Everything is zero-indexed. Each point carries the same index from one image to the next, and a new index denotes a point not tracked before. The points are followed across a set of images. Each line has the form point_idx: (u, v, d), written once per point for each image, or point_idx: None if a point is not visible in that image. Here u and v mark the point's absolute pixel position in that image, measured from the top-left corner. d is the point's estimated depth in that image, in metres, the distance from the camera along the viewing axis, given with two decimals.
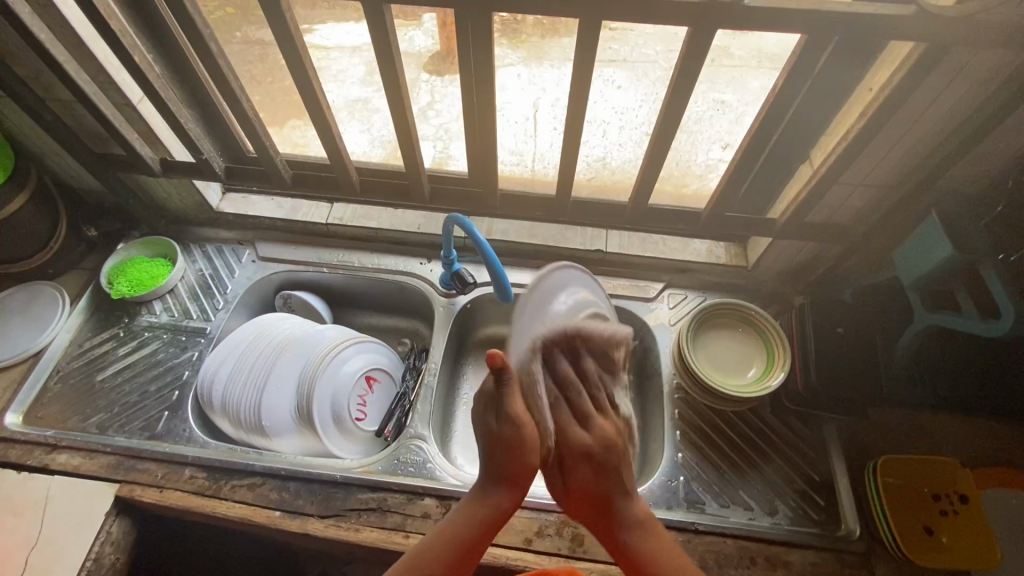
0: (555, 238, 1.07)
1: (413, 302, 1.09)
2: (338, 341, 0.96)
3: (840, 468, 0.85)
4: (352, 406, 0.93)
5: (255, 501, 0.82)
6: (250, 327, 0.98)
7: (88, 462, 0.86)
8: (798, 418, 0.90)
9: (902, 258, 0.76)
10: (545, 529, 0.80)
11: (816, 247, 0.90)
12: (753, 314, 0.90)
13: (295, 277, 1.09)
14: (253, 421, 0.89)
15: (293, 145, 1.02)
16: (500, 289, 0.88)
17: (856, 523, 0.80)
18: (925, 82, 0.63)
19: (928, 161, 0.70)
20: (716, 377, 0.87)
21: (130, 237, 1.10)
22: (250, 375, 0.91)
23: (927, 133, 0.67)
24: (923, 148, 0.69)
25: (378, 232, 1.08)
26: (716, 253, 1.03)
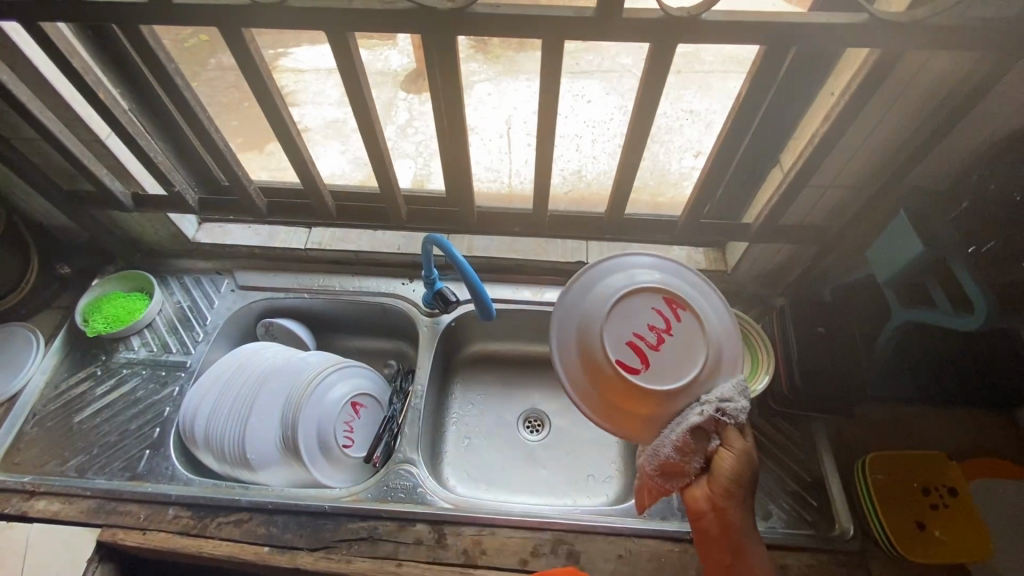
0: (535, 251, 1.08)
1: (396, 323, 1.09)
2: (323, 367, 0.94)
3: (831, 467, 0.85)
4: (339, 433, 0.92)
5: (242, 538, 0.80)
6: (231, 358, 0.96)
7: (68, 508, 0.84)
8: (786, 419, 0.90)
9: (876, 256, 0.77)
10: (539, 548, 0.79)
11: (792, 249, 0.92)
12: (734, 317, 0.91)
13: (275, 304, 1.08)
14: (237, 454, 0.87)
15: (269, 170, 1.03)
16: (482, 306, 0.87)
17: (850, 522, 0.80)
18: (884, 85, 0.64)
19: (893, 161, 0.71)
20: None
21: (106, 272, 1.08)
22: (233, 407, 0.90)
23: (890, 132, 0.69)
24: (887, 148, 0.70)
25: (358, 254, 1.08)
26: (695, 259, 1.06)
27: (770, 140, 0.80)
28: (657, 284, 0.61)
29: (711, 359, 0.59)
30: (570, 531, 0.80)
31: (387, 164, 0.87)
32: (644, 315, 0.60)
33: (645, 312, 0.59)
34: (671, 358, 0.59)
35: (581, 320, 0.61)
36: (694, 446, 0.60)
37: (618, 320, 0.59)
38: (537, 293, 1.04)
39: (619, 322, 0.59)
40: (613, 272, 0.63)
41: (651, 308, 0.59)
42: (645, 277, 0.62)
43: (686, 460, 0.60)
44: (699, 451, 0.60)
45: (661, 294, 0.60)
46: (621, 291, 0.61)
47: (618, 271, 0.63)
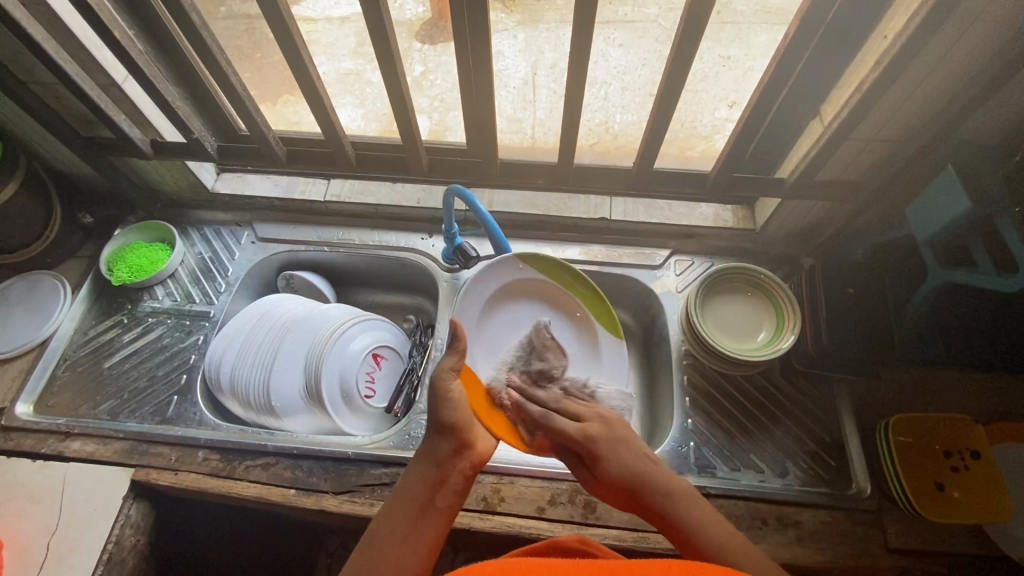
0: (557, 207, 1.06)
1: (416, 278, 1.08)
2: (343, 319, 0.95)
3: (851, 428, 0.85)
4: (361, 384, 0.93)
5: (269, 480, 0.83)
6: (255, 308, 0.98)
7: (103, 448, 0.87)
8: (808, 380, 0.89)
9: (918, 214, 0.74)
10: (557, 497, 0.80)
11: (825, 208, 0.89)
12: (760, 277, 0.89)
13: (296, 256, 1.08)
14: (263, 401, 0.90)
15: (287, 122, 0.99)
16: (498, 249, 0.89)
17: (867, 481, 0.81)
18: (943, 27, 0.60)
19: (944, 112, 0.67)
20: (728, 344, 0.86)
21: (127, 222, 1.08)
22: (256, 356, 0.92)
23: (946, 80, 0.64)
24: (942, 97, 0.66)
25: (377, 207, 1.06)
26: (723, 217, 1.02)
27: (812, 89, 0.75)
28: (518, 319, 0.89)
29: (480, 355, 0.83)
30: None
31: (408, 112, 0.83)
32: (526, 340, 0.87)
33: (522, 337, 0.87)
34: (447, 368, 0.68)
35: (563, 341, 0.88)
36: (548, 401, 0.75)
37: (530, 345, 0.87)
38: (558, 249, 1.04)
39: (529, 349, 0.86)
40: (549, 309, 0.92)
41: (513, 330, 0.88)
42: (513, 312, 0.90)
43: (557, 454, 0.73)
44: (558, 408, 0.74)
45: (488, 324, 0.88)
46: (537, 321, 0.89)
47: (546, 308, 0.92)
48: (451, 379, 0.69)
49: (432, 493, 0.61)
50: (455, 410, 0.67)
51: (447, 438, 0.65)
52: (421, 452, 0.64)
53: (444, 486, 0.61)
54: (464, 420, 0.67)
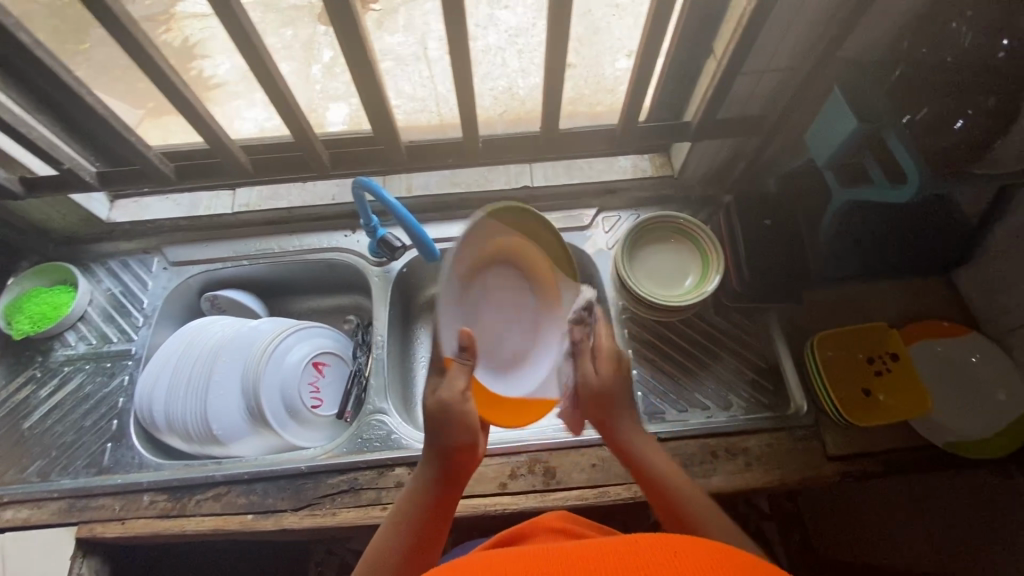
0: (476, 181, 1.04)
1: (347, 277, 1.05)
2: (276, 333, 0.92)
3: (784, 352, 0.89)
4: (304, 395, 0.90)
5: (223, 510, 0.80)
6: (180, 336, 0.93)
7: (39, 512, 0.82)
8: (741, 313, 0.93)
9: (816, 138, 0.76)
10: (517, 470, 0.81)
11: (733, 144, 0.90)
12: (684, 223, 0.90)
13: (215, 275, 1.02)
14: (204, 431, 0.86)
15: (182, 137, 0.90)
16: (423, 248, 0.86)
17: (803, 399, 0.85)
18: None
19: (824, 36, 0.68)
20: (658, 293, 0.87)
21: (19, 269, 0.99)
22: (189, 387, 0.88)
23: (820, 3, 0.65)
24: (819, 20, 0.67)
25: (288, 211, 1.02)
26: (641, 167, 1.03)
27: (700, 28, 0.75)
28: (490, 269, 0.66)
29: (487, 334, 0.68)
30: (545, 451, 0.82)
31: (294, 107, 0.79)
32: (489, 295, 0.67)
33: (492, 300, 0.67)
34: (454, 396, 0.64)
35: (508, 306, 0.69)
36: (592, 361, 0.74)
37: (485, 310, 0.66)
38: None
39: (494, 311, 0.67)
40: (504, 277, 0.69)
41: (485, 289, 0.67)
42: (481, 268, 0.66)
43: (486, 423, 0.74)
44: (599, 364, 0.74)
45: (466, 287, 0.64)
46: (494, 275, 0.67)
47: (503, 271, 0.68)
48: (463, 401, 0.65)
49: (432, 506, 0.65)
50: (457, 431, 0.66)
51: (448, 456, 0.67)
52: (424, 458, 0.68)
53: (445, 497, 0.66)
54: (468, 439, 0.67)
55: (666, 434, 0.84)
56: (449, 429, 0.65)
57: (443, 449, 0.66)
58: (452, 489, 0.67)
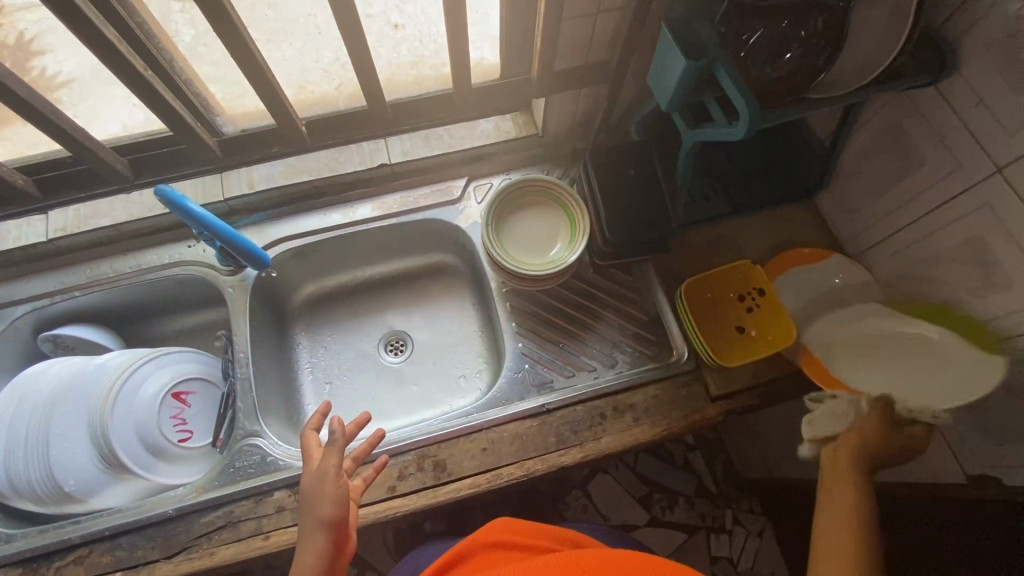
0: (327, 164, 0.95)
1: (204, 292, 0.95)
2: (121, 368, 0.82)
3: (663, 301, 0.89)
4: (166, 431, 0.83)
5: (88, 573, 0.73)
6: (8, 390, 0.82)
7: None
8: (620, 268, 0.91)
9: (656, 80, 0.72)
10: (405, 470, 0.78)
11: (585, 93, 0.85)
12: (544, 186, 0.87)
13: (44, 312, 0.90)
14: (53, 491, 0.77)
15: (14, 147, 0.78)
16: (252, 259, 0.85)
17: (684, 345, 0.85)
18: None
19: None
20: (528, 261, 0.83)
21: None
22: (27, 445, 0.78)
23: None
24: None
25: (120, 227, 0.90)
26: (504, 128, 0.97)
27: None
28: (504, 204, 0.87)
29: (533, 239, 0.86)
30: (432, 444, 0.79)
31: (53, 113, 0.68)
32: (522, 217, 0.87)
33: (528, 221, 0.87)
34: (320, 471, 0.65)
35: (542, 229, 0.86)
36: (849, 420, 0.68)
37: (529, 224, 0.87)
38: (348, 213, 0.94)
39: (529, 232, 0.86)
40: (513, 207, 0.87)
41: (538, 206, 0.88)
42: (509, 203, 0.87)
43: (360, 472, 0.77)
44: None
45: (518, 207, 0.88)
46: (524, 211, 0.87)
47: (509, 208, 0.87)
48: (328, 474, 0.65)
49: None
50: (330, 503, 0.63)
51: (331, 531, 0.62)
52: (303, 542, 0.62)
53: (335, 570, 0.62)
54: (343, 507, 0.64)
55: (554, 404, 0.82)
56: (320, 505, 0.63)
57: (326, 515, 0.63)
58: (340, 558, 0.63)
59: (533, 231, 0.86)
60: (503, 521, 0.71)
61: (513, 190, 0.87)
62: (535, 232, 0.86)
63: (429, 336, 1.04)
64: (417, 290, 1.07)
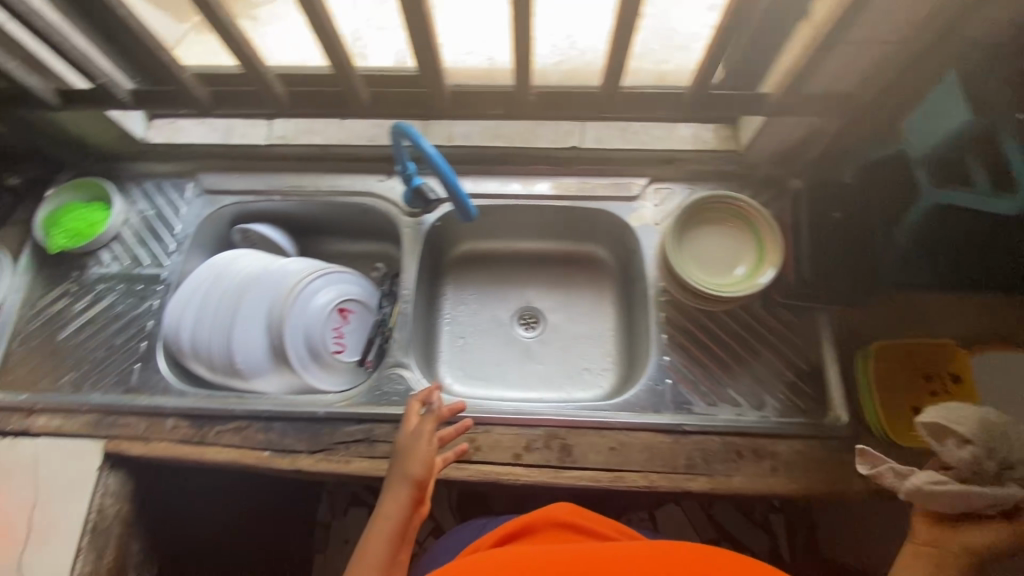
0: (524, 137, 0.99)
1: (378, 225, 1.02)
2: (303, 274, 0.90)
3: (830, 356, 0.83)
4: (326, 340, 0.90)
5: (243, 444, 0.82)
6: (209, 267, 0.92)
7: (70, 422, 0.84)
8: (790, 310, 0.87)
9: (918, 128, 0.68)
10: (532, 443, 0.80)
11: (811, 123, 0.81)
12: (740, 204, 0.83)
13: (246, 208, 1.00)
14: (228, 364, 0.87)
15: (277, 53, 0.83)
16: (460, 206, 0.79)
17: (843, 409, 0.80)
18: None
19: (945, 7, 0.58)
20: (705, 278, 0.81)
21: (57, 181, 0.99)
22: (216, 317, 0.88)
23: None
24: None
25: (325, 147, 0.99)
26: (704, 138, 0.94)
27: None
28: (690, 217, 0.84)
29: (713, 257, 0.83)
30: (562, 427, 0.81)
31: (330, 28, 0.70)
32: (706, 232, 0.84)
33: (713, 237, 0.84)
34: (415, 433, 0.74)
35: (725, 250, 0.83)
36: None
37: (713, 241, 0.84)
38: (527, 185, 0.96)
39: (711, 249, 0.83)
40: (698, 221, 0.85)
41: (726, 224, 0.84)
42: (696, 216, 0.84)
43: (473, 443, 0.80)
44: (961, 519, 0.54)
45: (705, 221, 0.84)
46: (710, 227, 0.84)
47: (695, 221, 0.84)
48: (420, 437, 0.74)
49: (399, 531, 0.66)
50: (419, 464, 0.71)
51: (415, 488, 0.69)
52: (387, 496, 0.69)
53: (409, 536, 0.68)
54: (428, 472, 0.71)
55: (691, 427, 0.80)
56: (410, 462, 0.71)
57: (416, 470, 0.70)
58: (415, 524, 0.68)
59: (716, 249, 0.83)
60: (568, 506, 0.70)
61: (703, 204, 0.84)
62: (717, 251, 0.83)
63: (562, 321, 1.04)
64: (562, 274, 1.07)
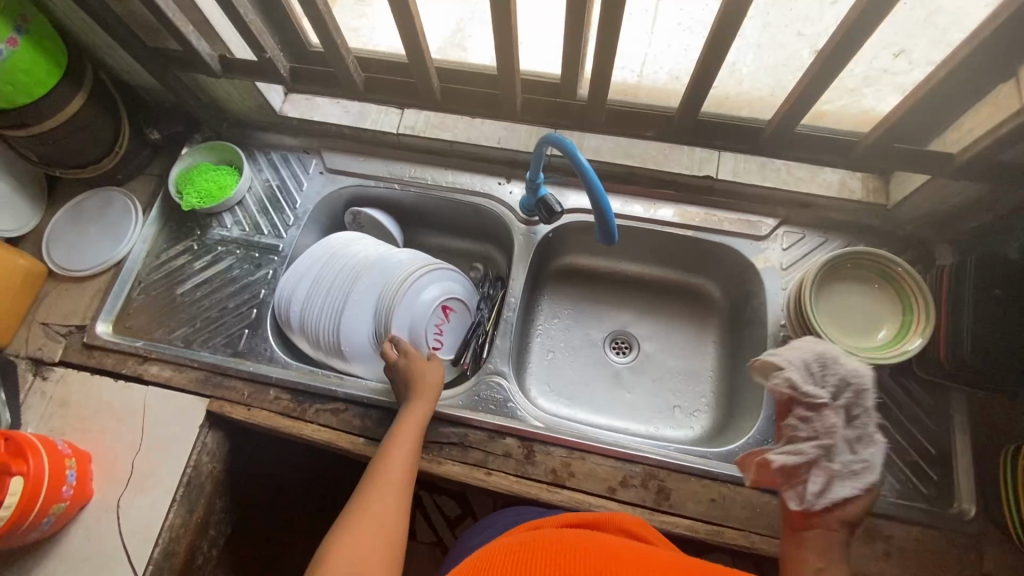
0: (654, 158, 0.94)
1: (489, 226, 1.01)
2: (415, 267, 0.90)
3: (963, 443, 0.77)
4: (428, 336, 0.89)
5: (339, 426, 0.82)
6: (325, 245, 0.93)
7: (178, 375, 0.87)
8: (921, 385, 0.80)
9: None
10: (629, 479, 0.77)
11: (989, 190, 0.74)
12: (890, 266, 0.77)
13: (365, 192, 1.01)
14: (332, 344, 0.88)
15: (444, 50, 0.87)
16: (602, 226, 0.76)
17: (972, 502, 0.74)
18: None
19: None
20: (839, 339, 0.77)
21: (193, 141, 1.02)
22: (327, 297, 0.88)
23: None
24: None
25: (452, 144, 0.97)
26: (850, 187, 0.89)
27: None
28: (833, 269, 0.79)
29: (852, 316, 0.78)
30: (662, 468, 0.77)
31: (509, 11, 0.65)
32: (846, 288, 0.79)
33: (853, 295, 0.79)
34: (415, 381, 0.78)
35: (866, 312, 0.78)
36: (804, 437, 0.62)
37: (853, 300, 0.79)
38: (649, 208, 0.93)
39: (850, 307, 0.78)
40: (839, 275, 0.80)
41: (871, 284, 0.79)
42: (838, 269, 0.79)
43: (567, 466, 0.78)
44: (818, 474, 0.59)
45: (847, 276, 0.79)
46: (852, 284, 0.79)
47: (836, 275, 0.80)
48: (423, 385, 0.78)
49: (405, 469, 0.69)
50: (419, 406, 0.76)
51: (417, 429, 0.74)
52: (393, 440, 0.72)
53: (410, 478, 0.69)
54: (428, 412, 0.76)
55: None
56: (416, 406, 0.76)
57: (413, 415, 0.75)
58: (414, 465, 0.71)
59: (854, 308, 0.78)
60: (637, 518, 0.55)
61: (849, 259, 0.78)
62: (856, 311, 0.78)
63: (658, 352, 1.00)
64: (664, 303, 1.03)
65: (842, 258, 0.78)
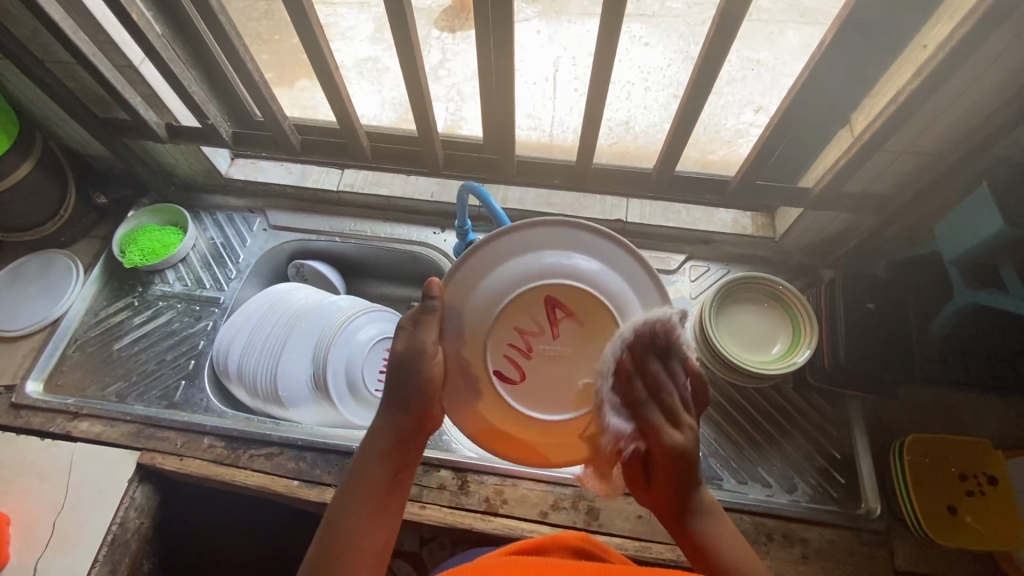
0: (572, 206, 1.04)
1: (427, 273, 1.07)
2: (352, 311, 0.94)
3: (862, 446, 0.83)
4: (365, 376, 0.92)
5: (273, 470, 0.83)
6: (264, 296, 0.96)
7: (109, 430, 0.87)
8: (822, 396, 0.88)
9: (945, 232, 0.71)
10: (560, 502, 0.79)
11: (850, 219, 0.85)
12: (779, 288, 0.86)
13: (306, 246, 1.07)
14: (270, 391, 0.89)
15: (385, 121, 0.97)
16: None
17: (877, 503, 0.79)
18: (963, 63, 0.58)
19: (967, 139, 0.65)
20: (740, 355, 0.84)
21: (140, 204, 1.07)
22: (264, 345, 0.91)
23: (975, 102, 0.61)
24: (964, 123, 0.64)
25: (389, 199, 1.05)
26: (742, 224, 0.99)
27: (844, 100, 0.72)
28: (730, 293, 0.88)
29: (750, 333, 0.87)
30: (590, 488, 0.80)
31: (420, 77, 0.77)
32: (743, 309, 0.88)
33: (750, 315, 0.87)
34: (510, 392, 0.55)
35: (763, 328, 0.86)
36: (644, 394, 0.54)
37: (751, 318, 0.87)
38: None
39: (748, 325, 0.87)
40: (736, 297, 0.89)
41: (765, 302, 0.88)
42: (734, 293, 0.88)
43: (500, 494, 0.80)
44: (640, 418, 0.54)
45: (742, 298, 0.88)
46: (748, 304, 0.88)
47: (733, 297, 0.88)
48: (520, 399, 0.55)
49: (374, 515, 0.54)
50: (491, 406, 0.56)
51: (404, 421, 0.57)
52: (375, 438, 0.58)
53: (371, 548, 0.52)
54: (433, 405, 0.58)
55: (721, 503, 0.80)
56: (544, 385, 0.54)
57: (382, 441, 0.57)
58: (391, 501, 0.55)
59: (752, 325, 0.87)
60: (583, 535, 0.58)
61: (742, 283, 0.88)
62: (754, 329, 0.87)
63: None
64: None
65: (737, 284, 0.88)
